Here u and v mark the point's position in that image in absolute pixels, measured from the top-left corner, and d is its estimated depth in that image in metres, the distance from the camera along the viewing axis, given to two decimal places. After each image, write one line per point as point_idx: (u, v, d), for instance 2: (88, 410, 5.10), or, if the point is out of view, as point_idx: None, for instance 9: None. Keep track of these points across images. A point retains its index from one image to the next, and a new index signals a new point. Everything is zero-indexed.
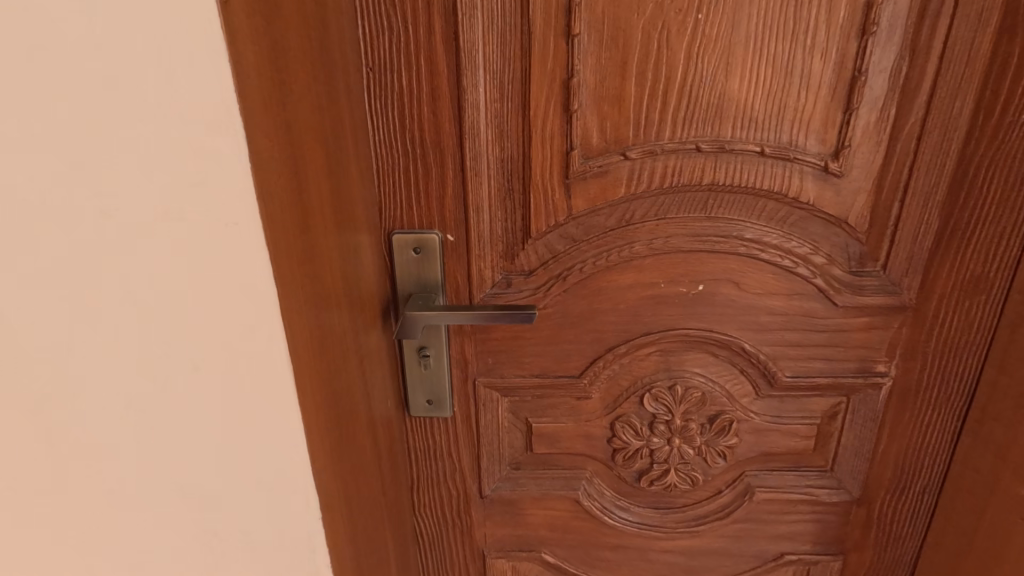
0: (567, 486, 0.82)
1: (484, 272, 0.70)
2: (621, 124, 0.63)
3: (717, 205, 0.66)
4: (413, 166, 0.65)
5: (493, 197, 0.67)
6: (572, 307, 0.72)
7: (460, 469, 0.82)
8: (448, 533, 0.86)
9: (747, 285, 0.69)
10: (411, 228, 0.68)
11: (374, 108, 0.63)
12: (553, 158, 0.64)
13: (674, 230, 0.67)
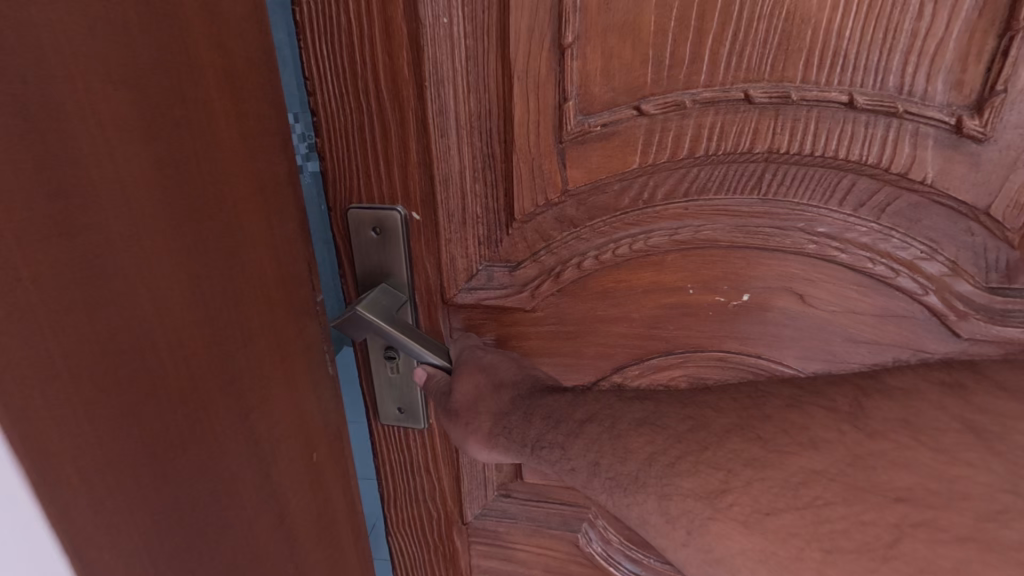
0: (565, 524, 0.68)
1: (456, 262, 0.56)
2: (635, 63, 0.44)
3: (775, 182, 0.46)
4: (367, 124, 0.51)
5: (465, 165, 0.52)
6: (568, 313, 0.55)
7: (438, 491, 0.69)
8: (428, 561, 0.74)
9: (816, 298, 0.49)
10: (365, 202, 0.54)
11: (319, 51, 0.49)
12: (544, 114, 0.48)
13: (710, 217, 0.48)
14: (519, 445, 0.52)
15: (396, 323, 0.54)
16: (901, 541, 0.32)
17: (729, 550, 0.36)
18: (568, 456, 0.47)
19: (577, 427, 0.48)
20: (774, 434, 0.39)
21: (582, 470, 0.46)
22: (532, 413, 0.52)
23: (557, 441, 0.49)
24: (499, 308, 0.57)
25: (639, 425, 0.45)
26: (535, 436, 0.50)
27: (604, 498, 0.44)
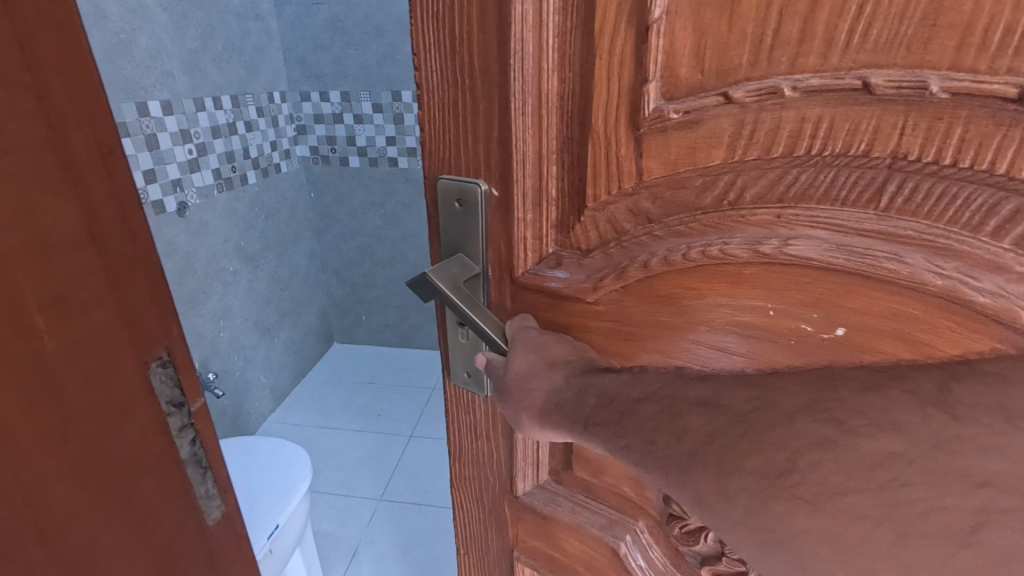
0: (610, 526, 0.65)
1: (528, 242, 0.56)
2: (730, 43, 0.39)
3: (899, 197, 0.36)
4: (459, 99, 0.53)
5: (541, 147, 0.51)
6: (630, 312, 0.52)
7: (497, 457, 0.71)
8: (481, 519, 0.78)
9: (936, 349, 0.38)
10: (450, 174, 0.57)
11: (424, 28, 0.52)
12: (624, 95, 0.45)
13: (807, 230, 0.40)
14: (576, 419, 0.47)
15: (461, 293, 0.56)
16: (983, 528, 0.27)
17: (793, 530, 0.32)
18: (623, 436, 0.41)
19: (633, 404, 0.42)
20: (851, 424, 0.32)
21: (637, 451, 0.40)
22: (590, 389, 0.48)
23: (612, 419, 0.43)
24: (561, 294, 0.55)
25: (697, 405, 0.38)
26: (590, 414, 0.46)
27: (663, 483, 0.38)
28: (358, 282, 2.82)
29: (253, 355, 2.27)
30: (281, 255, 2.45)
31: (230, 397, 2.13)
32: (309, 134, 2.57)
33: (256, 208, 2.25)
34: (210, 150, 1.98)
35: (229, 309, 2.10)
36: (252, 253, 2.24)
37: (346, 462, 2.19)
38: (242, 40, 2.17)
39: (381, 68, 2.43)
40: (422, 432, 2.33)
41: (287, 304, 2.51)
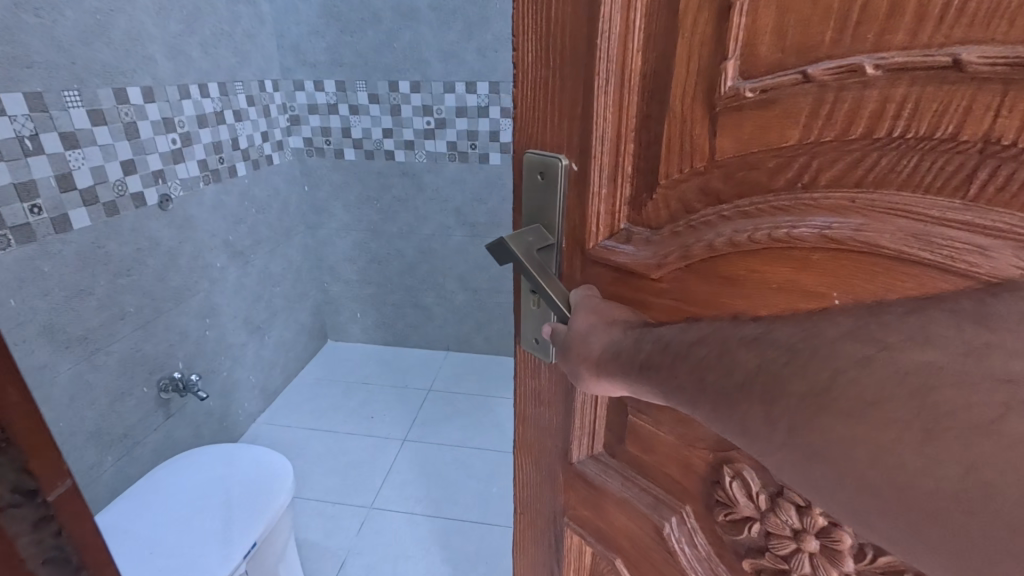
0: (653, 511, 0.47)
1: (599, 220, 0.43)
2: (814, 19, 0.27)
3: (996, 183, 0.23)
4: (551, 59, 0.41)
5: (613, 123, 0.39)
6: (695, 294, 0.37)
7: (553, 430, 0.55)
8: (536, 483, 0.60)
9: None
10: (535, 149, 0.45)
11: None
12: (697, 65, 0.33)
13: (878, 219, 0.27)
14: (627, 368, 0.35)
15: (534, 261, 0.45)
16: (1010, 415, 0.18)
17: (824, 447, 0.21)
18: (680, 378, 0.29)
19: (690, 337, 0.30)
20: (891, 339, 0.21)
21: (690, 395, 0.28)
22: (649, 336, 0.35)
23: (666, 359, 0.31)
24: (628, 276, 0.41)
25: (746, 343, 0.26)
26: (643, 359, 0.33)
27: (727, 431, 0.26)
28: (352, 279, 1.68)
29: (265, 378, 1.48)
30: (313, 239, 1.64)
31: (213, 400, 1.28)
32: (303, 125, 1.52)
33: (244, 202, 1.34)
34: (227, 143, 1.28)
35: (215, 374, 1.28)
36: (240, 247, 1.34)
37: (332, 458, 1.32)
38: (241, 23, 1.30)
39: (380, 55, 1.42)
40: (419, 435, 1.40)
41: (300, 297, 1.61)
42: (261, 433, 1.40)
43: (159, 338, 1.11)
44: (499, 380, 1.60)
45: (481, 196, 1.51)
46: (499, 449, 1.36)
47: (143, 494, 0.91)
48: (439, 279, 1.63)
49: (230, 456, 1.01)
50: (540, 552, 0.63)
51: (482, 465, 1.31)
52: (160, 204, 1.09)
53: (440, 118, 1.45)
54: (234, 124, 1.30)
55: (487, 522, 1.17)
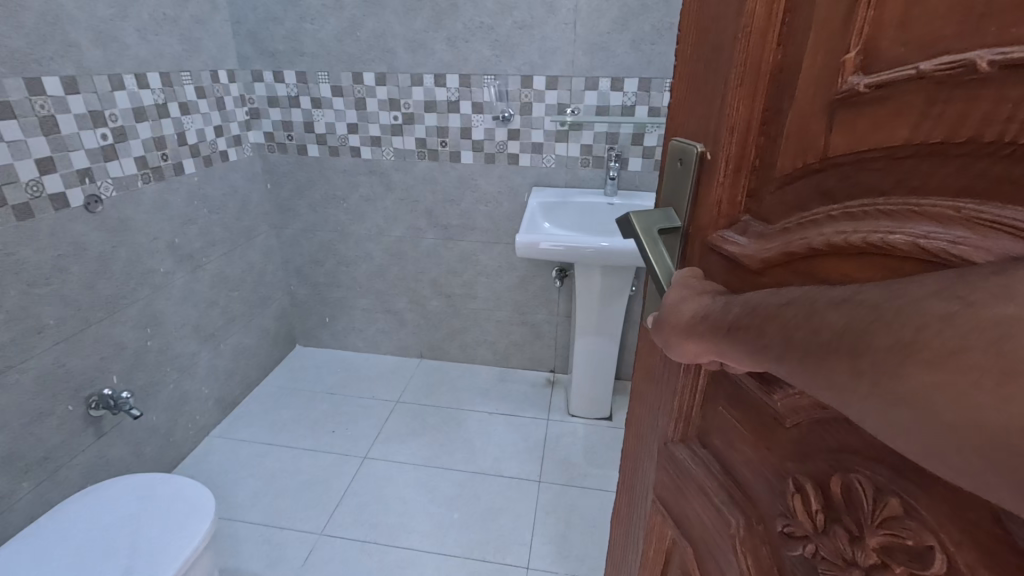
0: (720, 512, 0.35)
1: (716, 211, 0.33)
2: (939, 9, 0.19)
3: None
4: (708, 17, 0.32)
5: (738, 112, 0.30)
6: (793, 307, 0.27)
7: (660, 403, 0.42)
8: (633, 460, 0.49)
9: None
10: (681, 135, 0.36)
11: None
12: (822, 47, 0.25)
13: (974, 234, 0.18)
14: (700, 332, 0.27)
15: (653, 243, 0.36)
16: None
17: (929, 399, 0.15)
18: (763, 335, 0.22)
19: (772, 291, 0.23)
20: (978, 295, 0.15)
21: (779, 359, 0.21)
22: (738, 297, 0.25)
23: (741, 317, 0.24)
24: (740, 270, 0.31)
25: (836, 298, 0.19)
26: (712, 321, 0.26)
27: (826, 393, 0.19)
28: (321, 281, 1.55)
29: (220, 388, 1.35)
30: (278, 239, 1.51)
31: (158, 416, 1.15)
32: (264, 120, 1.37)
33: (194, 202, 1.20)
34: (170, 138, 1.13)
35: (158, 390, 1.15)
36: (188, 249, 1.19)
37: (273, 480, 1.19)
38: (188, 10, 1.14)
39: (342, 45, 1.26)
40: (382, 451, 1.28)
41: (263, 300, 1.48)
42: (215, 447, 1.28)
43: (88, 351, 0.97)
44: (473, 392, 1.49)
45: (453, 197, 1.38)
46: (467, 470, 1.22)
47: (66, 525, 0.77)
48: (413, 281, 1.50)
49: (157, 479, 0.86)
50: (632, 531, 0.51)
51: (445, 488, 1.17)
52: (86, 206, 0.95)
53: (408, 113, 1.31)
54: (179, 116, 1.15)
55: (442, 552, 1.02)
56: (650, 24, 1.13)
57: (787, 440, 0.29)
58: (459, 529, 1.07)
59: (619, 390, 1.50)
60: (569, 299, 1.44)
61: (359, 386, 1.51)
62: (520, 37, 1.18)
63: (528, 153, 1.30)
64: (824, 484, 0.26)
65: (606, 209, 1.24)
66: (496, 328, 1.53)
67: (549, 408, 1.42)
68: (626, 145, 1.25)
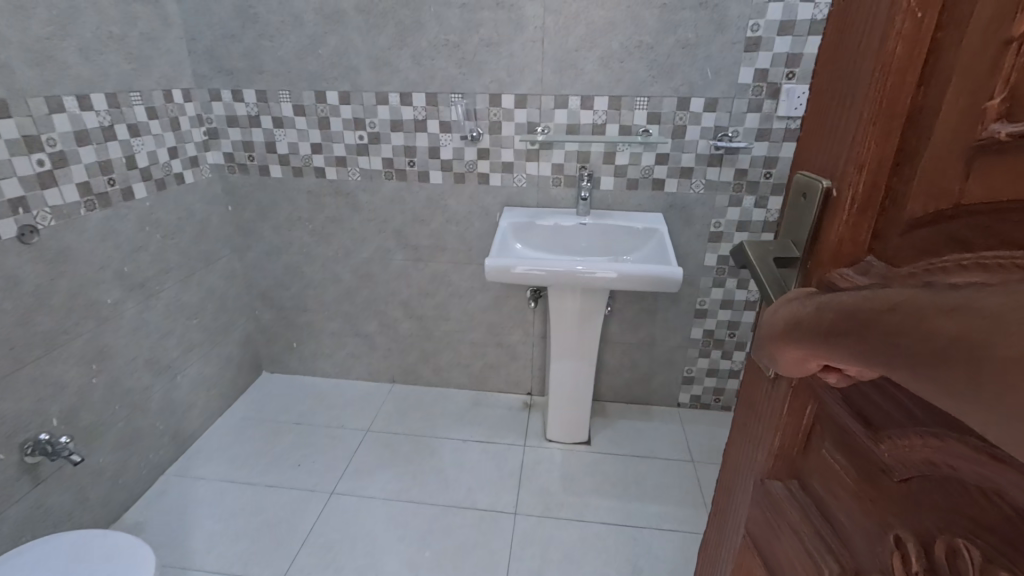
0: (805, 560, 0.32)
1: (837, 253, 0.30)
2: None
3: None
4: (846, 46, 0.30)
5: (869, 151, 0.28)
6: None
7: (757, 435, 0.39)
8: (726, 498, 0.45)
9: None
10: (808, 169, 0.33)
11: None
12: (964, 90, 0.23)
13: None
14: (791, 340, 0.24)
15: (767, 273, 0.35)
16: None
17: None
18: (866, 342, 0.19)
19: (873, 291, 0.20)
20: None
21: (889, 364, 0.19)
22: (832, 298, 0.22)
23: (836, 322, 0.21)
24: None
25: (949, 303, 0.17)
26: (806, 326, 0.23)
27: (946, 400, 0.17)
28: (288, 306, 1.51)
29: (177, 423, 1.29)
30: (241, 263, 1.46)
31: (105, 456, 1.09)
32: (223, 140, 1.33)
33: (145, 228, 1.15)
34: (118, 162, 1.08)
35: (106, 430, 1.09)
36: (139, 277, 1.14)
37: (232, 521, 1.14)
38: (137, 27, 1.10)
39: (302, 63, 1.23)
40: (350, 485, 1.23)
41: (225, 327, 1.43)
42: (172, 487, 1.22)
43: (24, 390, 0.92)
44: (448, 417, 1.45)
45: (422, 217, 1.35)
46: (439, 503, 1.18)
47: None
48: (383, 304, 1.46)
49: (92, 536, 0.80)
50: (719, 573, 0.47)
51: (416, 524, 1.13)
52: (19, 236, 0.90)
53: (374, 132, 1.28)
54: (127, 138, 1.10)
55: None
56: (618, 42, 1.13)
57: (894, 494, 0.26)
58: (429, 568, 1.04)
59: (596, 412, 1.48)
60: (544, 320, 1.42)
61: (328, 414, 1.46)
62: (487, 54, 1.17)
63: (498, 172, 1.28)
64: (929, 546, 0.23)
65: (579, 229, 1.23)
66: (470, 350, 1.50)
67: (526, 433, 1.40)
68: (597, 163, 1.24)
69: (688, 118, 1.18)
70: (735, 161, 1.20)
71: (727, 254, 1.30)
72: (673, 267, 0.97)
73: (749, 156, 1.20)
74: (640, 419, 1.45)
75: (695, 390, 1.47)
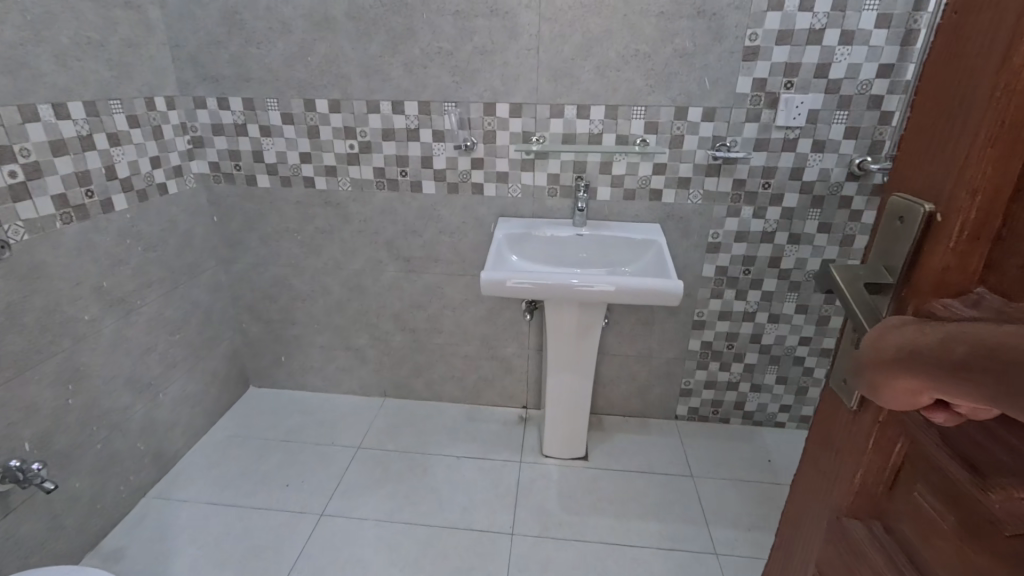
0: None
1: (941, 279, 0.29)
2: None
3: None
4: (956, 64, 0.29)
5: (985, 174, 0.27)
6: None
7: (834, 471, 0.38)
8: (791, 531, 0.45)
9: None
10: (905, 191, 0.32)
11: None
12: None
13: None
14: (912, 370, 0.24)
15: (857, 299, 0.33)
16: None
17: None
18: (1012, 383, 0.20)
19: (1017, 328, 0.21)
20: None
21: None
22: (963, 331, 0.22)
23: (972, 358, 0.21)
24: None
25: None
26: (930, 357, 0.23)
27: None
28: (277, 319, 1.48)
29: (158, 443, 1.25)
30: (227, 275, 1.43)
31: (82, 481, 1.05)
32: (208, 149, 1.30)
33: (125, 241, 1.12)
34: (96, 173, 1.05)
35: (83, 452, 1.05)
36: (119, 292, 1.11)
37: (215, 547, 1.10)
38: (117, 33, 1.08)
39: (291, 70, 1.21)
40: (340, 506, 1.20)
41: (210, 342, 1.40)
42: (152, 511, 1.18)
43: None
44: (441, 433, 1.42)
45: (415, 228, 1.33)
46: (434, 524, 1.15)
47: None
48: (374, 317, 1.44)
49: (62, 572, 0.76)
50: None
51: (409, 547, 1.10)
52: None
53: (365, 141, 1.26)
54: (107, 148, 1.07)
55: None
56: (615, 51, 1.12)
57: (1001, 547, 0.26)
58: None
59: (593, 426, 1.46)
60: (540, 332, 1.40)
61: (318, 431, 1.43)
62: (481, 63, 1.16)
63: (493, 182, 1.26)
64: None
65: (576, 240, 1.21)
66: (464, 364, 1.47)
67: (521, 449, 1.37)
68: (593, 174, 1.23)
69: (685, 127, 1.17)
70: (733, 171, 1.20)
71: (725, 265, 1.29)
72: (672, 281, 0.96)
73: (748, 166, 1.19)
74: (638, 433, 1.43)
75: (693, 403, 1.46)
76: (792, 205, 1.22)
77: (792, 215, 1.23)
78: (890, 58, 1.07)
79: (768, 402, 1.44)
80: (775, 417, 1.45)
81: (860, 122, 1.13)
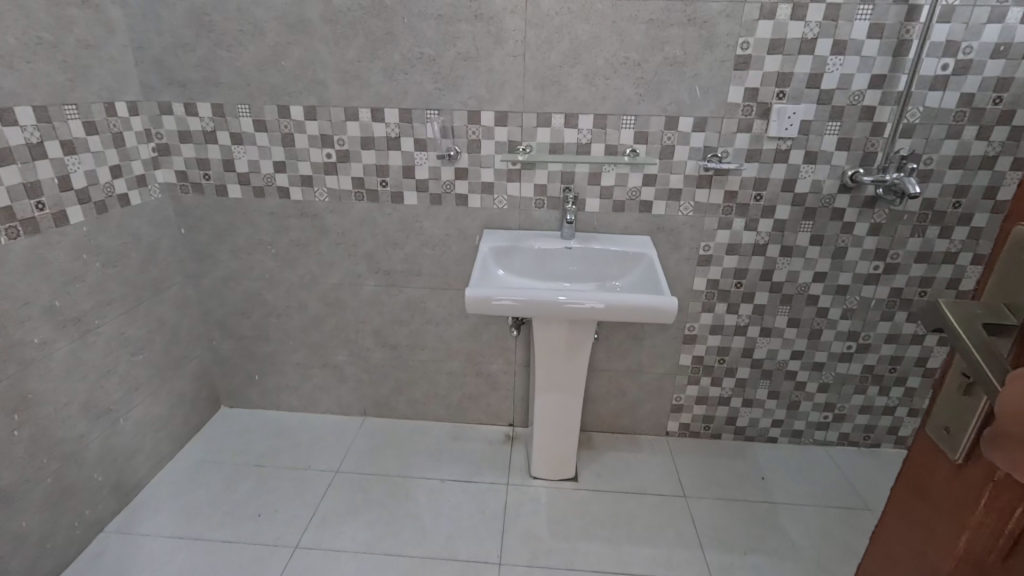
0: None
1: None
2: None
3: None
4: None
5: None
6: None
7: (934, 529, 0.34)
8: None
9: None
10: None
11: None
12: None
13: None
14: None
15: (976, 338, 0.28)
16: None
17: None
18: None
19: None
20: None
21: None
22: None
23: None
24: None
25: None
26: None
27: None
28: (251, 336, 1.42)
29: (118, 473, 1.18)
30: (195, 289, 1.37)
31: (29, 519, 0.98)
32: (174, 157, 1.25)
33: (81, 256, 1.06)
34: (48, 183, 0.99)
35: (32, 489, 0.98)
36: (73, 312, 1.04)
37: None
38: (73, 33, 1.02)
39: (264, 74, 1.16)
40: (317, 537, 1.15)
41: (177, 361, 1.34)
42: (112, 547, 1.11)
43: None
44: (426, 454, 1.38)
45: (397, 240, 1.29)
46: (416, 554, 1.11)
47: None
48: (354, 333, 1.39)
49: None
50: None
51: None
52: None
53: (342, 150, 1.21)
54: (59, 157, 1.01)
55: None
56: (603, 58, 1.10)
57: None
58: None
59: (582, 444, 1.43)
60: (527, 348, 1.37)
61: (294, 455, 1.37)
62: (464, 68, 1.13)
63: (478, 193, 1.23)
64: None
65: (566, 254, 1.19)
66: (448, 381, 1.43)
67: (509, 469, 1.34)
68: (582, 185, 1.21)
69: (676, 137, 1.15)
70: (725, 183, 1.19)
71: (717, 278, 1.28)
72: (666, 297, 0.94)
73: (740, 177, 1.18)
74: (630, 450, 1.41)
75: (684, 419, 1.44)
76: (784, 217, 1.21)
77: (783, 228, 1.22)
78: (882, 68, 1.07)
79: (760, 417, 1.43)
80: (768, 432, 1.44)
81: (853, 132, 1.12)
